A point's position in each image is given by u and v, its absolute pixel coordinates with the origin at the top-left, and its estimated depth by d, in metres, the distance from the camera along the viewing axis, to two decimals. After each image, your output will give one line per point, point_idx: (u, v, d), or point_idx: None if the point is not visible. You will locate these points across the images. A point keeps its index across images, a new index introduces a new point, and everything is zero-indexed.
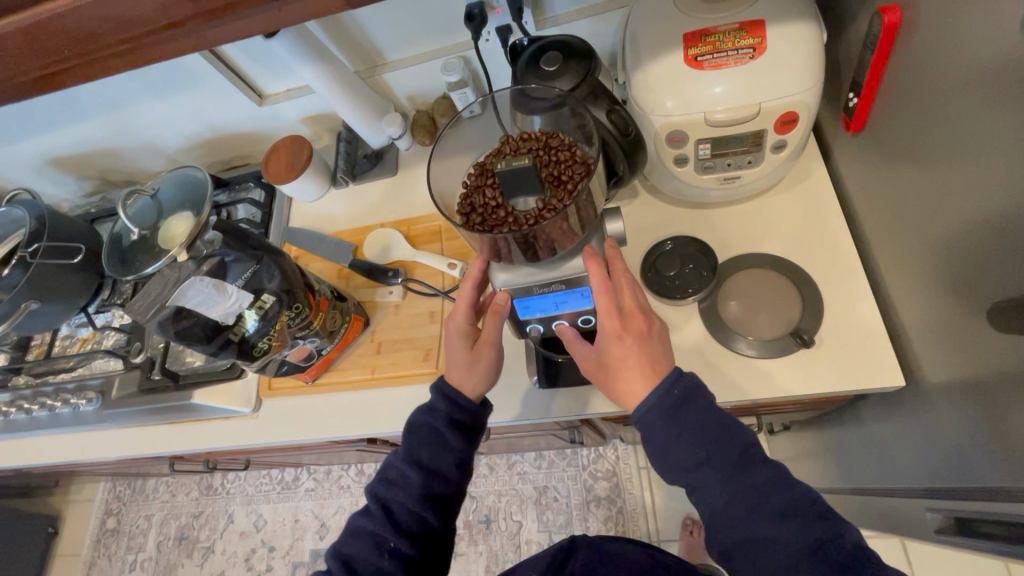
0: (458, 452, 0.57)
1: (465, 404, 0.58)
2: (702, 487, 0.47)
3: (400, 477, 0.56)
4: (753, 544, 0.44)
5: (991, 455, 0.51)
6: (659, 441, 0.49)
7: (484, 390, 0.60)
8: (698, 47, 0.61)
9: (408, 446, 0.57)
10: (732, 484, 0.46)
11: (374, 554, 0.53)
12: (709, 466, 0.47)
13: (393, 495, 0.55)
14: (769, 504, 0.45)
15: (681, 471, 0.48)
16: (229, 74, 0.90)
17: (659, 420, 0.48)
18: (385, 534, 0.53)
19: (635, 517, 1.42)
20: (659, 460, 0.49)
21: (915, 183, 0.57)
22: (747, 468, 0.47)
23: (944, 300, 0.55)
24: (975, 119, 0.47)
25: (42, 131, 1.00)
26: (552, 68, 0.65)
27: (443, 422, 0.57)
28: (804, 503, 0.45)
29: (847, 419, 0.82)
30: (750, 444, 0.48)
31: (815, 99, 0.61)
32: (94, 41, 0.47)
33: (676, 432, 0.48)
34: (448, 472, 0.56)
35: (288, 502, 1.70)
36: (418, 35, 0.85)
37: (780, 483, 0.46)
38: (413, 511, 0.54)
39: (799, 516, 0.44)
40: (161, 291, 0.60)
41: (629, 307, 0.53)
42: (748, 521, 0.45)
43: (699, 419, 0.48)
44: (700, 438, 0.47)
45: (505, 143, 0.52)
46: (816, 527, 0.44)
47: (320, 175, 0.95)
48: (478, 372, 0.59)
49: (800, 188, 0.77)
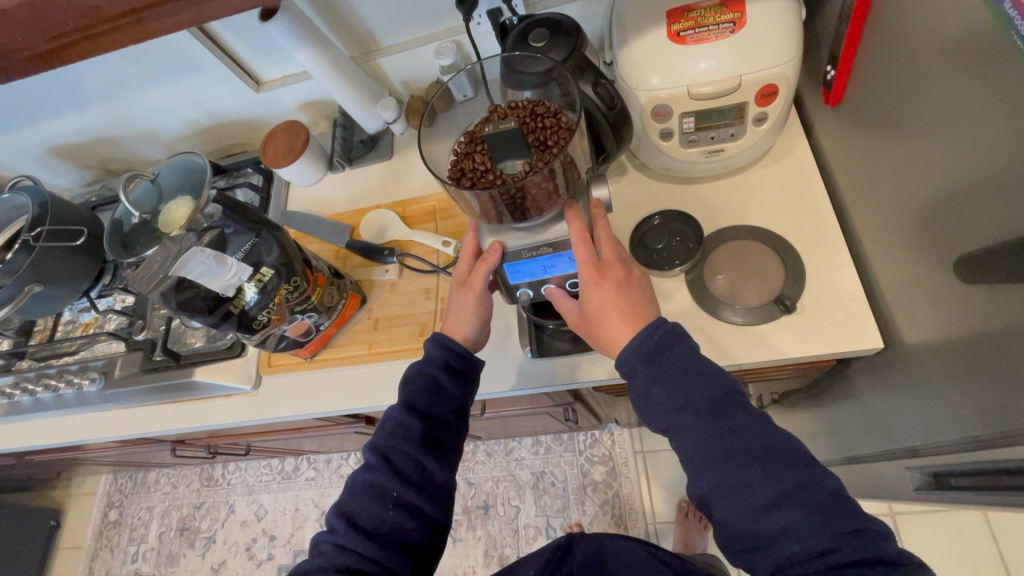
0: (453, 397, 0.59)
1: (458, 351, 0.60)
2: (683, 432, 0.50)
3: (398, 427, 0.57)
4: (731, 487, 0.47)
5: (968, 406, 0.53)
6: (640, 386, 0.51)
7: (474, 336, 0.62)
8: (680, 23, 0.64)
9: (405, 396, 0.58)
10: (710, 428, 0.48)
11: (378, 504, 0.54)
12: (688, 410, 0.49)
13: (392, 445, 0.56)
14: (746, 448, 0.47)
15: (662, 415, 0.51)
16: (228, 61, 0.92)
17: (639, 364, 0.51)
18: (388, 484, 0.55)
19: (632, 500, 1.44)
20: (641, 405, 0.52)
21: (889, 149, 0.60)
22: (727, 412, 0.49)
23: (919, 262, 0.58)
24: (942, 84, 0.49)
25: (43, 119, 1.02)
26: (541, 44, 0.67)
27: (438, 370, 0.60)
28: (782, 447, 0.47)
29: (834, 389, 0.84)
30: (731, 390, 0.50)
31: (794, 72, 0.63)
32: (96, 14, 0.49)
33: (656, 376, 0.51)
34: (445, 417, 0.59)
35: (289, 492, 1.72)
36: (412, 20, 0.87)
37: (759, 427, 0.48)
38: (414, 458, 0.56)
39: (776, 459, 0.46)
40: (163, 262, 0.61)
41: (608, 256, 0.56)
42: (726, 465, 0.47)
43: (678, 364, 0.51)
44: (680, 384, 0.50)
45: (494, 112, 0.55)
46: (793, 470, 0.46)
47: (317, 160, 0.97)
48: (469, 318, 0.61)
49: (784, 163, 0.79)
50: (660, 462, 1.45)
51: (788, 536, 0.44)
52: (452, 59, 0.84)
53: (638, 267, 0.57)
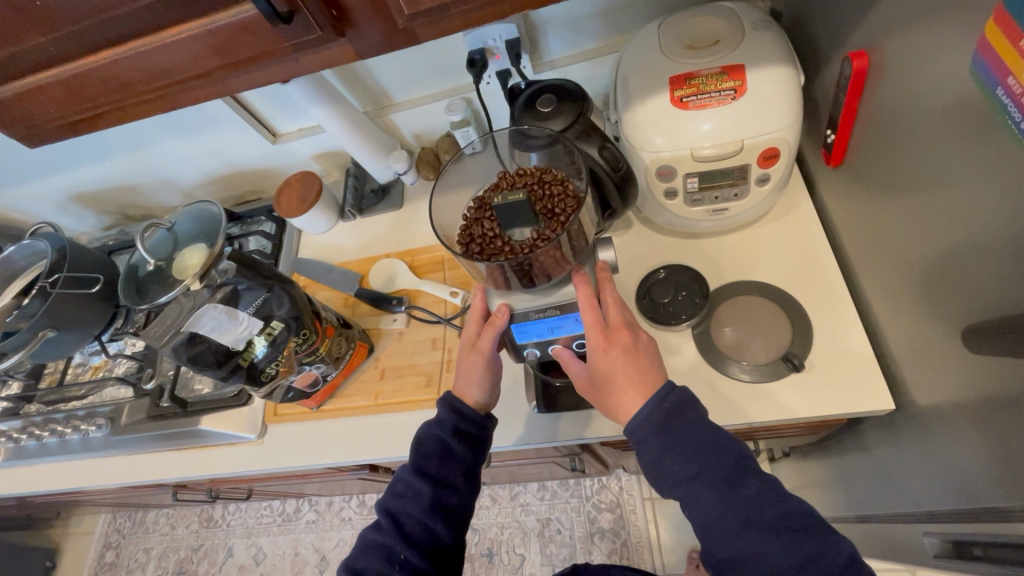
0: (463, 461, 0.59)
1: (469, 415, 0.60)
2: (695, 500, 0.49)
3: (408, 490, 0.57)
4: (748, 558, 0.46)
5: (985, 475, 0.52)
6: (651, 455, 0.51)
7: (485, 399, 0.62)
8: (683, 89, 0.66)
9: (416, 458, 0.58)
10: (724, 498, 0.48)
11: (385, 567, 0.54)
12: (701, 480, 0.49)
13: (402, 507, 0.56)
14: (761, 518, 0.46)
15: (674, 483, 0.50)
16: (246, 115, 0.95)
17: (650, 434, 0.51)
18: (396, 546, 0.55)
19: (640, 550, 1.39)
20: (653, 474, 0.51)
21: (892, 212, 0.61)
22: (740, 480, 0.48)
23: (927, 325, 0.58)
24: (941, 155, 0.51)
25: (68, 168, 1.06)
26: (547, 109, 0.70)
27: (449, 433, 0.60)
28: (798, 516, 0.46)
29: (846, 444, 0.82)
30: (742, 456, 0.49)
31: (795, 136, 0.65)
32: (130, 90, 0.52)
33: (668, 445, 0.50)
34: (456, 482, 0.58)
35: (289, 535, 1.68)
36: (424, 79, 0.91)
37: (773, 496, 0.47)
38: (424, 522, 0.56)
39: (792, 527, 0.45)
40: (176, 318, 0.63)
41: (616, 322, 0.57)
42: (742, 535, 0.46)
43: (689, 432, 0.50)
44: (691, 452, 0.49)
45: (503, 179, 0.57)
46: (809, 540, 0.45)
47: (330, 209, 0.99)
48: (479, 381, 0.61)
49: (788, 217, 0.80)
50: (669, 510, 1.41)
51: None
52: (463, 115, 0.86)
53: (645, 332, 0.58)
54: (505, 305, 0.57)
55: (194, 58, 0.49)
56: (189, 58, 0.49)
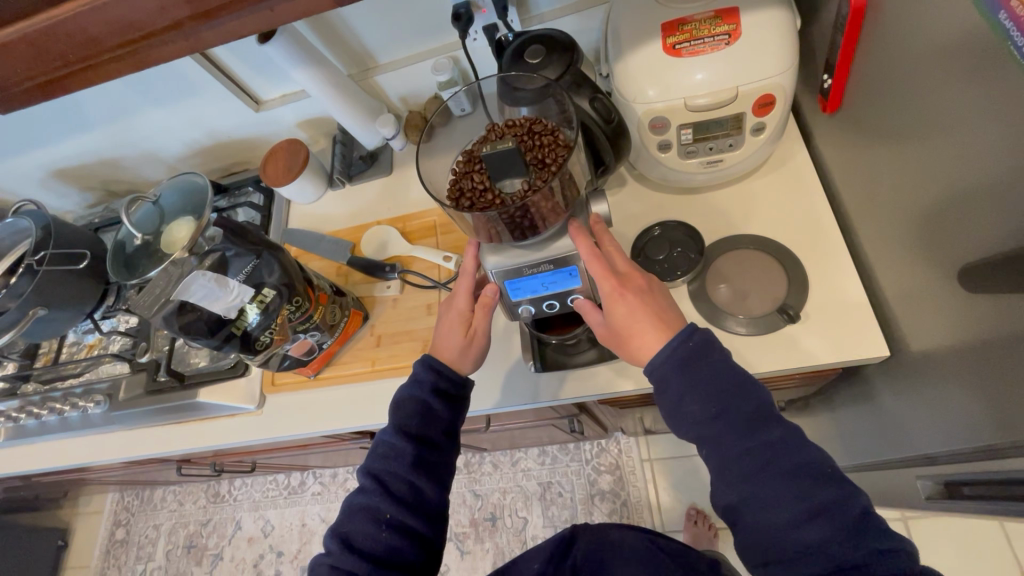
0: (444, 419, 0.60)
1: (452, 378, 0.61)
2: (712, 441, 0.49)
3: (390, 450, 0.58)
4: (759, 502, 0.47)
5: (978, 416, 0.53)
6: (671, 394, 0.51)
7: (467, 365, 0.63)
8: (676, 36, 0.64)
9: (396, 420, 0.59)
10: (744, 440, 0.48)
11: (372, 527, 0.55)
12: (721, 422, 0.49)
13: (386, 468, 0.57)
14: (779, 463, 0.47)
15: (693, 424, 0.50)
16: (226, 81, 0.93)
17: (672, 373, 0.51)
18: (382, 506, 0.56)
19: (640, 509, 1.43)
20: (671, 415, 0.51)
21: (890, 157, 0.59)
22: (762, 425, 0.49)
23: (925, 271, 0.57)
24: (939, 94, 0.49)
25: (46, 143, 1.03)
26: (536, 60, 0.68)
27: (427, 395, 0.60)
28: (815, 465, 0.47)
29: (843, 396, 0.83)
30: (763, 403, 0.49)
31: (792, 82, 0.63)
32: (97, 45, 0.50)
33: (690, 386, 0.50)
34: (437, 439, 0.59)
35: (295, 507, 1.71)
36: (409, 37, 0.88)
37: (793, 443, 0.48)
38: (407, 480, 0.57)
39: (811, 475, 0.46)
40: (165, 287, 0.61)
41: (625, 269, 0.57)
42: (757, 478, 0.47)
43: (711, 374, 0.50)
44: (713, 393, 0.49)
45: (491, 130, 0.55)
46: (827, 488, 0.46)
47: (317, 176, 0.97)
48: (463, 346, 0.62)
49: (784, 169, 0.79)
50: (668, 470, 1.44)
51: (813, 552, 0.45)
52: (450, 74, 0.84)
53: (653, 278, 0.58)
54: (494, 274, 0.56)
55: (162, 8, 0.47)
56: (157, 7, 0.47)
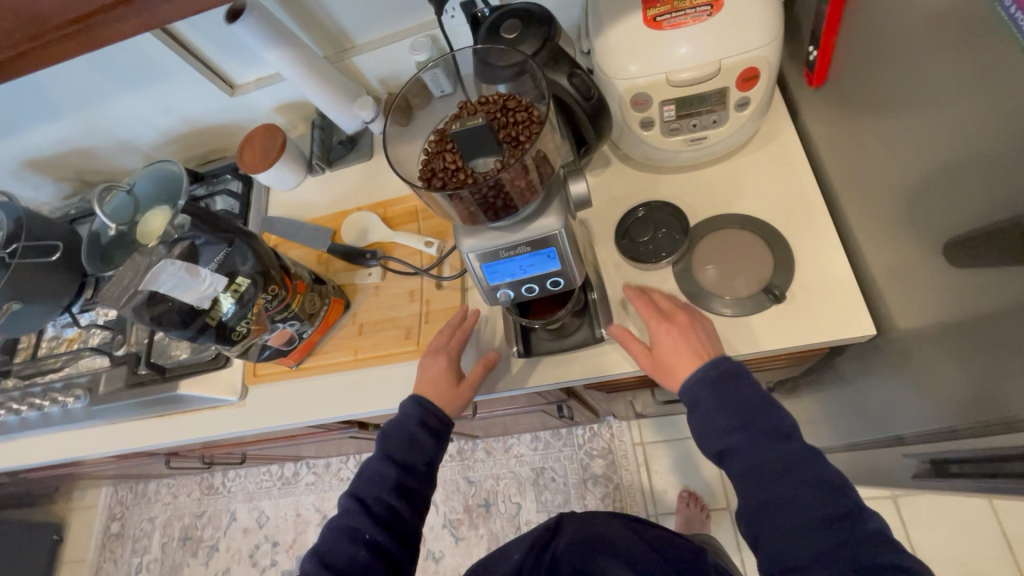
0: (428, 451, 0.63)
1: (440, 414, 0.64)
2: (735, 451, 0.53)
3: (375, 474, 0.61)
4: (780, 505, 0.50)
5: (963, 394, 0.52)
6: (703, 409, 0.55)
7: (453, 406, 0.66)
8: (656, 8, 0.61)
9: (384, 448, 0.63)
10: (765, 450, 0.52)
11: (351, 546, 0.58)
12: (744, 433, 0.53)
13: (368, 490, 0.61)
14: (797, 472, 0.51)
15: (718, 436, 0.54)
16: (197, 64, 0.90)
17: (702, 390, 0.55)
18: (360, 526, 0.59)
19: (632, 492, 1.43)
20: (699, 428, 0.55)
21: (876, 131, 0.58)
22: (783, 439, 0.52)
23: (912, 247, 0.56)
24: (926, 62, 0.48)
25: (16, 132, 1.00)
26: (512, 35, 0.65)
27: (414, 427, 0.63)
28: (831, 478, 0.50)
29: (831, 375, 0.83)
30: (786, 422, 0.53)
31: (776, 54, 0.61)
32: (45, 22, 0.47)
33: (720, 403, 0.54)
34: (419, 470, 0.62)
35: (290, 497, 1.71)
36: (385, 15, 0.85)
37: (812, 457, 0.51)
38: (387, 504, 0.60)
39: (825, 485, 0.50)
40: (133, 278, 0.60)
41: (672, 310, 0.63)
42: (774, 483, 0.51)
43: (738, 394, 0.54)
44: (739, 410, 0.54)
45: (463, 108, 0.53)
46: (841, 499, 0.49)
47: (295, 162, 0.95)
48: (451, 388, 0.66)
49: (770, 147, 0.77)
50: (661, 453, 1.44)
51: (828, 557, 0.48)
52: (428, 54, 0.82)
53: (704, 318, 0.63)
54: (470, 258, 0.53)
55: None
56: None
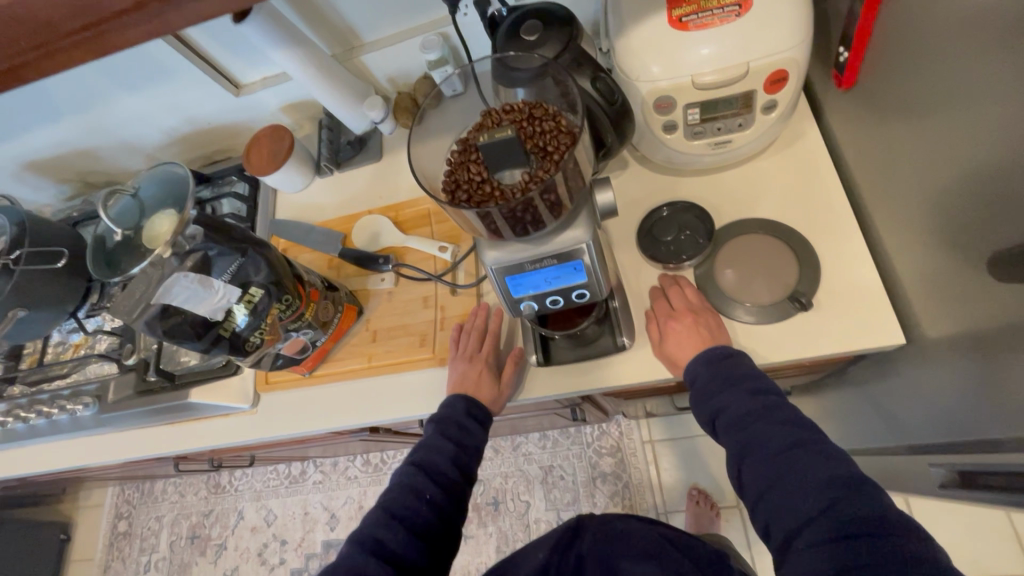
0: (476, 437, 0.67)
1: (483, 407, 0.68)
2: (722, 408, 0.56)
3: (433, 446, 0.64)
4: (757, 445, 0.52)
5: (996, 407, 0.51)
6: (700, 385, 0.60)
7: (496, 402, 0.69)
8: (682, 8, 0.59)
9: (436, 427, 0.66)
10: (748, 402, 0.55)
11: (414, 500, 0.59)
12: (729, 391, 0.57)
13: (428, 458, 0.63)
14: (774, 416, 0.53)
15: (708, 399, 0.58)
16: (202, 64, 0.87)
17: (700, 365, 0.60)
18: (423, 486, 0.60)
19: (641, 489, 1.43)
20: (696, 398, 0.60)
21: (907, 135, 0.56)
22: (763, 392, 0.56)
23: (945, 256, 0.54)
24: (963, 66, 0.46)
25: (17, 134, 0.98)
26: (532, 37, 0.63)
27: (462, 415, 0.67)
28: (804, 420, 0.52)
29: (852, 379, 0.82)
30: (768, 382, 0.57)
31: (805, 56, 0.59)
32: (51, 30, 0.45)
33: (715, 376, 0.59)
34: (470, 450, 0.65)
35: (297, 496, 1.71)
36: (395, 13, 0.83)
37: (788, 405, 0.54)
38: (448, 472, 0.62)
39: (804, 430, 0.51)
40: (145, 291, 0.60)
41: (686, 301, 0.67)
42: (751, 425, 0.53)
43: (731, 366, 0.59)
44: (728, 377, 0.58)
45: (487, 116, 0.52)
46: (809, 433, 0.51)
47: (303, 163, 0.93)
48: (495, 387, 0.69)
49: (793, 149, 0.75)
50: (670, 451, 1.44)
51: (797, 488, 0.48)
52: (440, 53, 0.79)
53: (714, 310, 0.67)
54: (495, 271, 0.51)
55: None
56: None
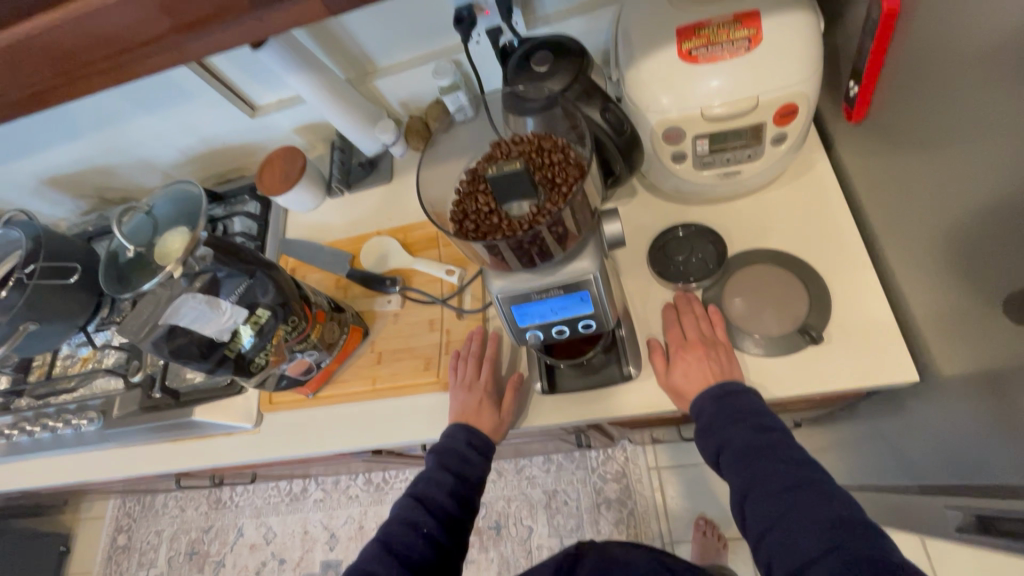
0: (477, 467, 0.66)
1: (483, 433, 0.67)
2: (726, 445, 0.55)
3: (433, 476, 0.64)
4: (760, 483, 0.51)
5: (1013, 453, 0.49)
6: (705, 420, 0.59)
7: (499, 428, 0.68)
8: (692, 41, 0.60)
9: (436, 457, 0.65)
10: (752, 439, 0.54)
11: (410, 534, 0.59)
12: (733, 428, 0.56)
13: (426, 490, 0.63)
14: (779, 454, 0.52)
15: (712, 435, 0.57)
16: (219, 86, 0.89)
17: (706, 401, 0.60)
18: (420, 519, 0.60)
19: (647, 517, 1.40)
20: (701, 434, 0.59)
21: (920, 171, 0.56)
22: (768, 429, 0.54)
23: (959, 294, 0.53)
24: (977, 104, 0.46)
25: (38, 150, 1.00)
26: (543, 68, 0.64)
27: (463, 445, 0.66)
28: (810, 460, 0.51)
29: (863, 413, 0.80)
30: (773, 419, 0.56)
31: (815, 90, 0.59)
32: (74, 60, 0.47)
33: (720, 411, 0.58)
34: (471, 481, 0.65)
35: (298, 514, 1.69)
36: (410, 40, 0.84)
37: (794, 444, 0.53)
38: (446, 503, 0.62)
39: (807, 470, 0.50)
40: (152, 311, 0.59)
41: (697, 333, 0.66)
42: (755, 463, 0.52)
43: (736, 402, 0.58)
44: (733, 413, 0.57)
45: (496, 147, 0.52)
46: (814, 473, 0.50)
47: (315, 184, 0.94)
48: (497, 413, 0.68)
49: (802, 180, 0.75)
50: (677, 478, 1.41)
51: (800, 528, 0.47)
52: (451, 79, 0.80)
53: (724, 343, 0.65)
54: (502, 299, 0.51)
55: (139, 20, 0.44)
56: (134, 19, 0.44)
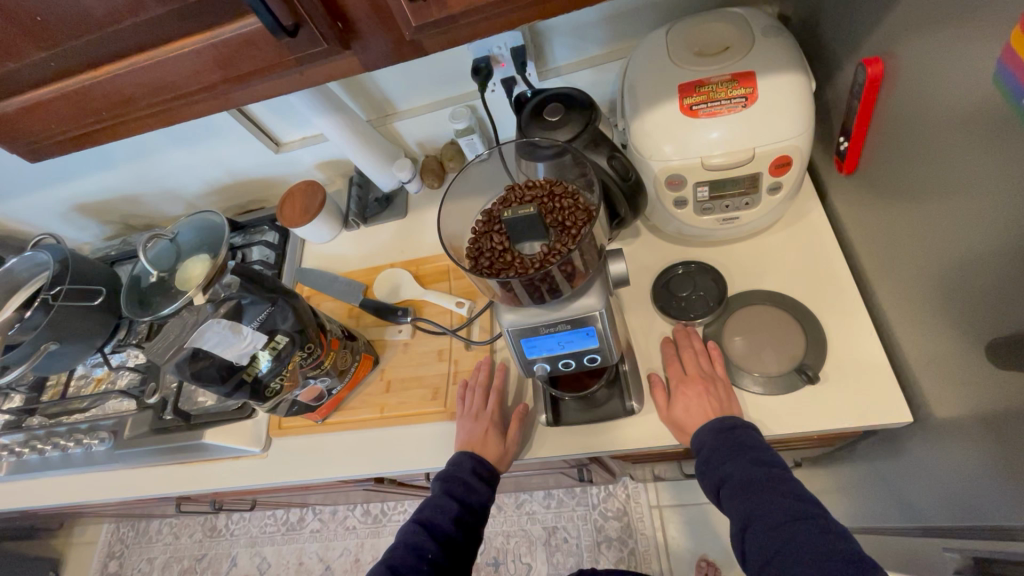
0: (481, 495, 0.67)
1: (488, 463, 0.68)
2: (727, 478, 0.57)
3: (438, 502, 0.65)
4: (759, 516, 0.52)
5: (1006, 493, 0.50)
6: (705, 453, 0.60)
7: (503, 458, 0.70)
8: (693, 97, 0.65)
9: (442, 483, 0.67)
10: (751, 473, 0.55)
11: (414, 559, 0.60)
12: (733, 462, 0.57)
13: (431, 516, 0.64)
14: (777, 488, 0.54)
15: (713, 469, 0.59)
16: (249, 125, 0.94)
17: (707, 435, 0.61)
18: (424, 544, 0.61)
19: (648, 557, 1.38)
20: (702, 467, 0.60)
21: (907, 220, 0.60)
22: (767, 463, 0.56)
23: (948, 338, 0.56)
24: (956, 163, 0.50)
25: (72, 179, 1.05)
26: (555, 118, 0.69)
27: (468, 473, 0.67)
28: (807, 495, 0.53)
29: (863, 454, 0.81)
30: (772, 454, 0.57)
31: (808, 144, 0.64)
32: (132, 104, 0.52)
33: (720, 444, 0.60)
34: (474, 508, 0.66)
35: (293, 544, 1.67)
36: (429, 87, 0.90)
37: (792, 479, 0.54)
38: (449, 529, 0.63)
39: (805, 504, 0.52)
40: (179, 333, 0.65)
41: (697, 368, 0.68)
42: (754, 496, 0.54)
43: (736, 436, 0.60)
44: (733, 447, 0.59)
45: (511, 190, 0.56)
46: (811, 508, 0.51)
47: (333, 218, 0.98)
48: (501, 443, 0.70)
49: (798, 225, 0.79)
50: (679, 518, 1.39)
51: (798, 561, 0.48)
52: (467, 122, 0.86)
53: (723, 380, 0.67)
54: (511, 332, 0.54)
55: (194, 72, 0.49)
56: (190, 72, 0.49)
